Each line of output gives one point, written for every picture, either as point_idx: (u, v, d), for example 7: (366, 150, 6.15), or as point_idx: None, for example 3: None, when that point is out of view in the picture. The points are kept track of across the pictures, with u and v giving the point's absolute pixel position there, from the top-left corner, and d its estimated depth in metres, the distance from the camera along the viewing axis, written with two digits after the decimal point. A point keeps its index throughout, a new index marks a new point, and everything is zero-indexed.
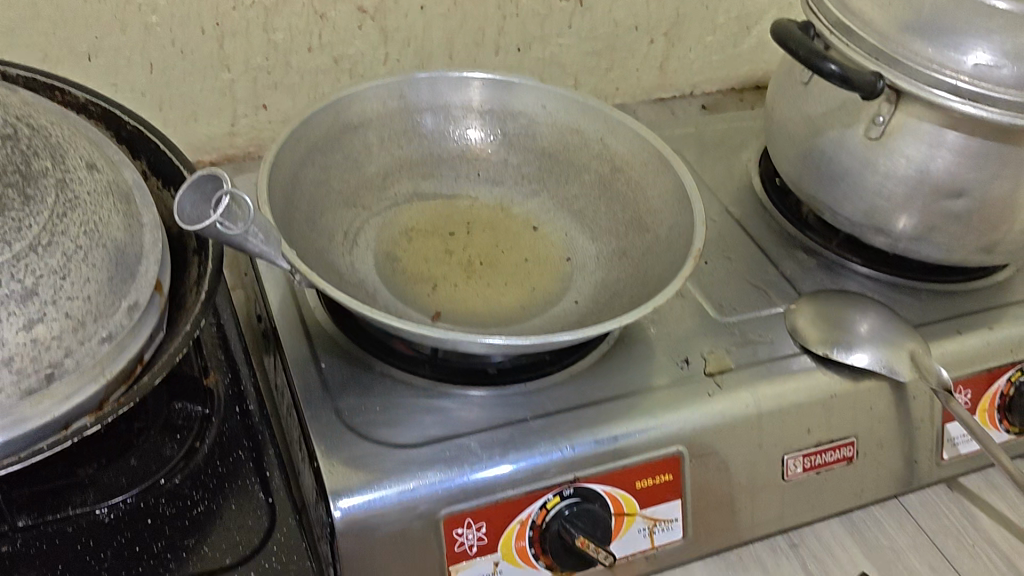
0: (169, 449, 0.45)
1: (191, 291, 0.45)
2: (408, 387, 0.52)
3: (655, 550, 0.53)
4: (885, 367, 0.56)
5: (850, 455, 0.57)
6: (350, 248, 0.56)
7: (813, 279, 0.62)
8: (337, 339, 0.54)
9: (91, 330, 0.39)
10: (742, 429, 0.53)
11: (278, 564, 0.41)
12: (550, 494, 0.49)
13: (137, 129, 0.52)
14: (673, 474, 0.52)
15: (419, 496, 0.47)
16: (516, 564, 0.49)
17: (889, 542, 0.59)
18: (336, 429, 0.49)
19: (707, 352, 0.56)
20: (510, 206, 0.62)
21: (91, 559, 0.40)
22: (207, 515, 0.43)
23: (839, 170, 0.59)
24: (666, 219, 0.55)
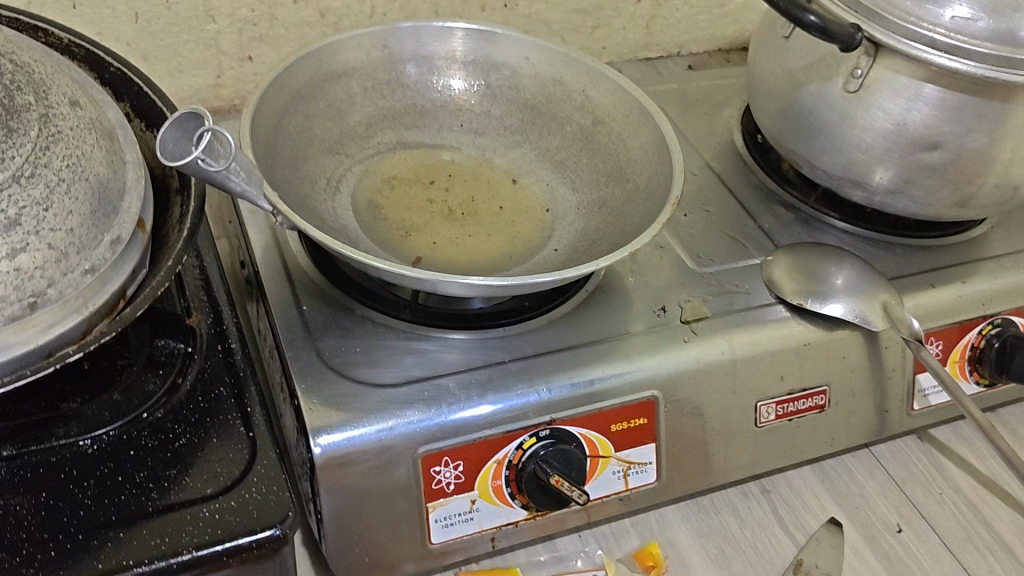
0: (152, 384, 0.46)
1: (173, 228, 0.46)
2: (389, 330, 0.53)
3: (629, 492, 0.54)
4: (858, 317, 0.57)
5: (822, 403, 0.58)
6: (332, 194, 0.56)
7: (791, 232, 0.63)
8: (319, 284, 0.55)
9: (74, 262, 0.40)
10: (717, 376, 0.54)
11: (258, 495, 0.42)
12: (526, 434, 0.50)
13: (120, 71, 0.52)
14: (648, 418, 0.53)
15: (398, 434, 0.48)
16: (492, 502, 0.51)
17: (858, 489, 0.61)
18: (317, 369, 0.50)
19: (684, 301, 0.57)
20: (492, 157, 0.62)
21: (74, 487, 0.41)
22: (189, 448, 0.44)
23: (818, 124, 0.60)
24: (646, 169, 0.56)
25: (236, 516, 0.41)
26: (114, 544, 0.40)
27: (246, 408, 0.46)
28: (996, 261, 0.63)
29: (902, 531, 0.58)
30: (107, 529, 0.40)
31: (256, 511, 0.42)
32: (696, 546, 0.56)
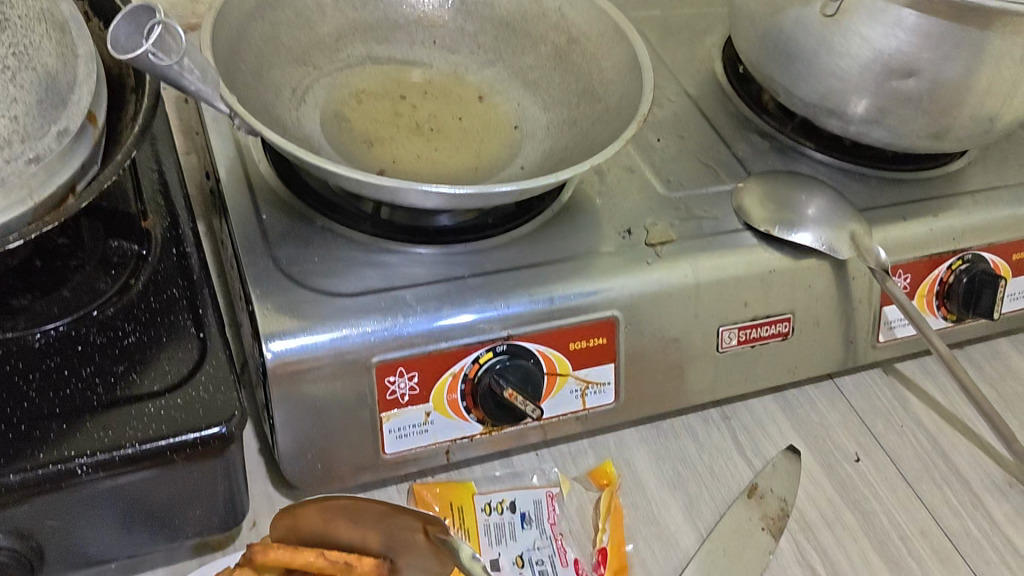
0: (103, 283, 0.46)
1: (126, 126, 0.45)
2: (349, 242, 0.52)
3: (586, 411, 0.55)
4: (826, 246, 0.56)
5: (786, 331, 0.58)
6: (297, 104, 0.55)
7: (765, 161, 0.63)
8: (281, 195, 0.54)
9: (18, 150, 0.39)
10: (680, 299, 0.54)
11: (205, 394, 0.42)
12: (483, 349, 0.50)
13: None
14: (608, 338, 0.53)
15: (352, 343, 0.48)
16: (447, 415, 0.51)
17: (820, 419, 0.61)
18: (274, 277, 0.49)
19: (650, 224, 0.57)
20: (464, 74, 0.62)
21: (20, 379, 0.41)
22: (138, 345, 0.44)
23: (795, 50, 0.59)
24: (617, 88, 0.55)
25: (181, 413, 0.41)
26: (57, 435, 0.40)
27: (198, 310, 0.46)
28: (971, 195, 0.62)
29: (860, 460, 0.59)
30: (51, 421, 0.40)
31: (202, 408, 0.42)
32: (652, 466, 0.57)
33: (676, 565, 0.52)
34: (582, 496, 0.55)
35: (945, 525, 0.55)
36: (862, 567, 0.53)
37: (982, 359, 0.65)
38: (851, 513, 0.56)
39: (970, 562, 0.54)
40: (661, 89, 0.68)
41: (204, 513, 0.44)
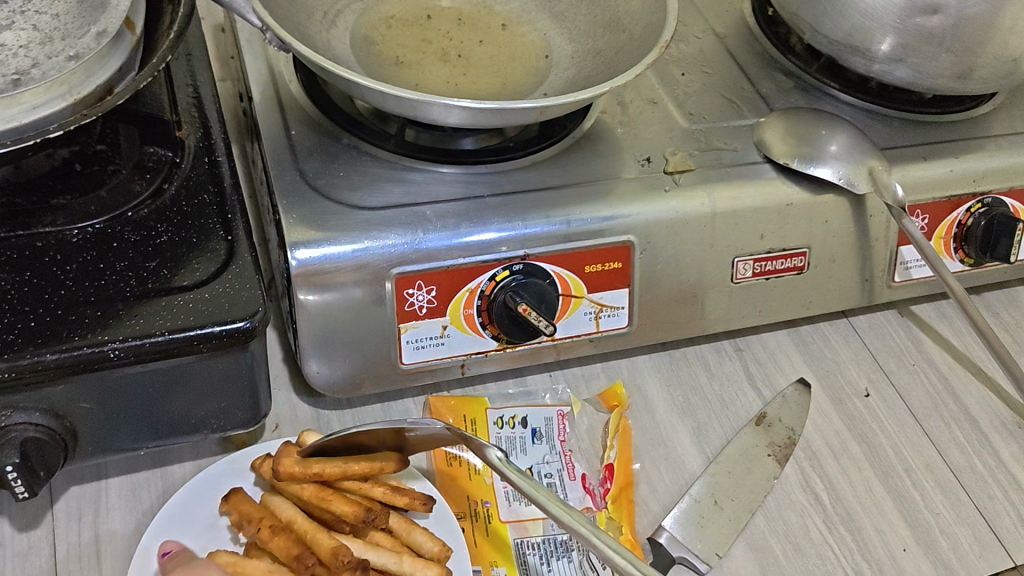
0: (138, 187, 0.48)
1: (164, 34, 0.46)
2: (374, 160, 0.54)
3: (599, 334, 0.56)
4: (844, 181, 0.57)
5: (801, 265, 0.59)
6: (328, 26, 0.57)
7: (788, 99, 0.63)
8: (310, 114, 0.56)
9: (58, 48, 0.42)
10: (696, 227, 0.55)
11: (231, 290, 0.44)
12: (499, 267, 0.52)
13: None
14: (623, 263, 0.54)
15: (372, 255, 0.49)
16: (462, 330, 0.52)
17: (832, 354, 0.62)
18: (300, 190, 0.51)
19: (669, 154, 0.58)
20: (493, 5, 0.63)
21: (58, 270, 0.44)
22: (169, 245, 0.46)
23: None
24: (642, 18, 0.56)
25: (208, 306, 0.43)
26: (91, 321, 0.42)
27: (227, 215, 0.47)
28: (995, 139, 0.62)
29: (869, 395, 0.59)
30: (86, 307, 0.42)
31: (228, 303, 0.44)
32: (662, 392, 0.58)
33: (681, 485, 0.53)
34: (592, 416, 0.56)
35: (950, 460, 0.56)
36: (865, 495, 0.54)
37: (999, 305, 0.66)
38: (857, 445, 0.57)
39: (974, 497, 0.54)
40: (689, 27, 0.69)
41: (228, 407, 0.47)
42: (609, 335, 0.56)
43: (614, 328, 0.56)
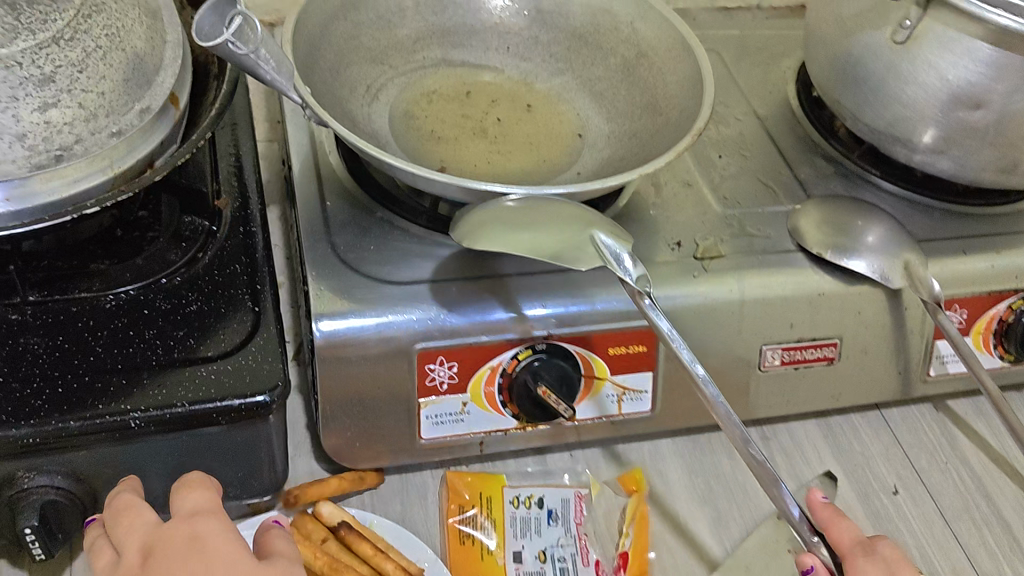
0: (173, 255, 0.49)
1: (207, 107, 0.48)
2: (405, 235, 0.55)
3: (621, 417, 0.56)
4: (879, 274, 0.56)
5: (832, 356, 0.58)
6: (370, 101, 0.58)
7: (826, 187, 0.63)
8: (348, 187, 0.57)
9: (102, 123, 0.43)
10: (724, 314, 0.55)
11: (253, 362, 0.45)
12: (521, 346, 0.52)
13: None
14: (648, 347, 0.54)
15: (396, 329, 0.50)
16: (482, 407, 0.52)
17: (861, 447, 0.60)
18: (331, 262, 0.52)
19: (700, 239, 0.57)
20: (534, 82, 0.64)
21: (89, 336, 0.45)
22: (198, 314, 0.47)
23: (862, 74, 0.58)
24: (679, 102, 0.56)
25: (229, 378, 0.44)
26: (116, 388, 0.43)
27: (256, 286, 0.49)
28: None
29: (897, 492, 0.58)
30: (113, 374, 0.43)
31: (250, 376, 0.44)
32: (684, 479, 0.57)
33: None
34: (610, 501, 0.55)
35: (979, 566, 0.54)
36: None
37: None
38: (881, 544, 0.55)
39: None
40: (730, 109, 0.69)
41: (245, 476, 0.47)
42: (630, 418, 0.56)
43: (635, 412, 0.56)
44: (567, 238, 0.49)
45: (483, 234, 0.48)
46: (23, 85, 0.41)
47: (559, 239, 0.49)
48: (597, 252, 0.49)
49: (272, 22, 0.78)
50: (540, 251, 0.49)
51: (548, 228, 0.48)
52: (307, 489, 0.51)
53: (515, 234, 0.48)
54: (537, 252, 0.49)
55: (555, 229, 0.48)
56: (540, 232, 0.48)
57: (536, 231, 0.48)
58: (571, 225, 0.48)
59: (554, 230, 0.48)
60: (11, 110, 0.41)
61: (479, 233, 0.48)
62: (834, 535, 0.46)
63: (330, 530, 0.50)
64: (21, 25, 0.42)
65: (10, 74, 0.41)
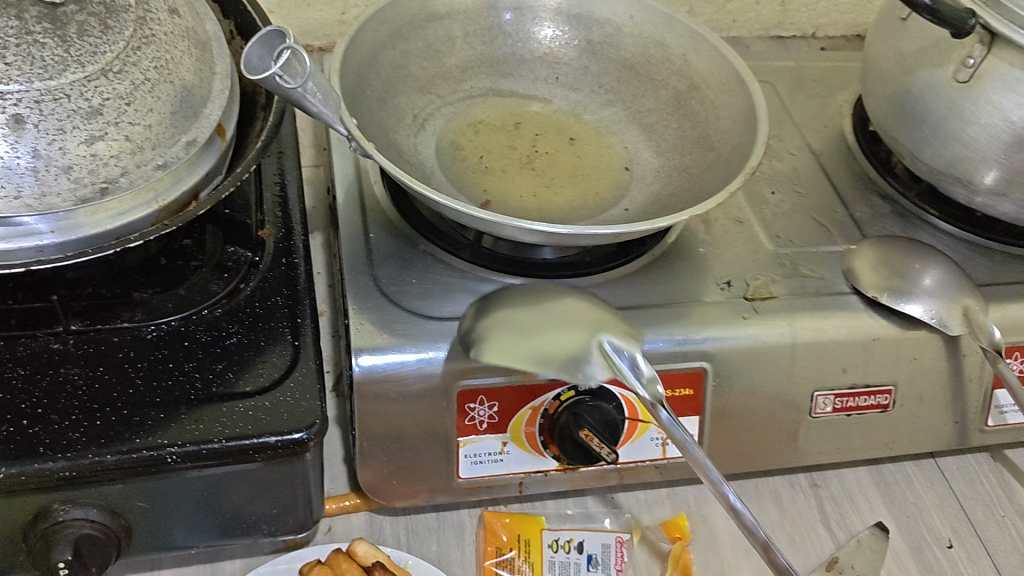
0: (215, 285, 0.49)
1: (253, 138, 0.48)
2: (447, 268, 0.54)
3: (666, 461, 0.54)
4: (936, 320, 0.54)
5: (886, 403, 0.56)
6: (416, 131, 0.58)
7: (882, 226, 0.61)
8: (392, 219, 0.57)
9: (148, 156, 0.43)
10: (774, 358, 0.53)
11: (291, 399, 0.44)
12: (565, 387, 0.50)
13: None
14: (694, 390, 0.53)
15: (437, 366, 0.49)
16: (523, 447, 0.51)
17: (914, 498, 0.58)
18: (372, 295, 0.52)
19: (750, 279, 0.56)
20: (583, 113, 0.63)
21: (129, 367, 0.45)
22: (238, 347, 0.46)
23: (921, 111, 0.56)
24: (731, 138, 0.54)
25: (267, 414, 0.43)
26: (154, 422, 0.43)
27: (297, 319, 0.48)
28: None
29: (952, 547, 0.56)
30: (151, 408, 0.43)
31: (288, 413, 0.44)
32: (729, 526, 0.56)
33: None
34: (652, 546, 0.54)
35: None
36: None
37: None
38: None
39: None
40: (784, 143, 0.68)
41: (280, 513, 0.47)
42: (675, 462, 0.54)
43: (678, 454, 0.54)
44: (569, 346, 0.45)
45: (494, 336, 0.47)
46: (71, 117, 0.41)
47: (565, 347, 0.45)
48: (604, 362, 0.45)
49: (322, 48, 0.78)
50: (541, 355, 0.45)
51: (556, 334, 0.46)
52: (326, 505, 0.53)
53: (524, 337, 0.46)
54: (539, 360, 0.45)
55: (565, 334, 0.46)
56: (548, 338, 0.46)
57: (549, 335, 0.46)
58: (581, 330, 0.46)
59: (564, 334, 0.46)
60: (58, 142, 0.41)
61: (493, 329, 0.47)
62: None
63: (364, 569, 0.48)
64: (70, 57, 0.42)
65: (58, 106, 0.41)
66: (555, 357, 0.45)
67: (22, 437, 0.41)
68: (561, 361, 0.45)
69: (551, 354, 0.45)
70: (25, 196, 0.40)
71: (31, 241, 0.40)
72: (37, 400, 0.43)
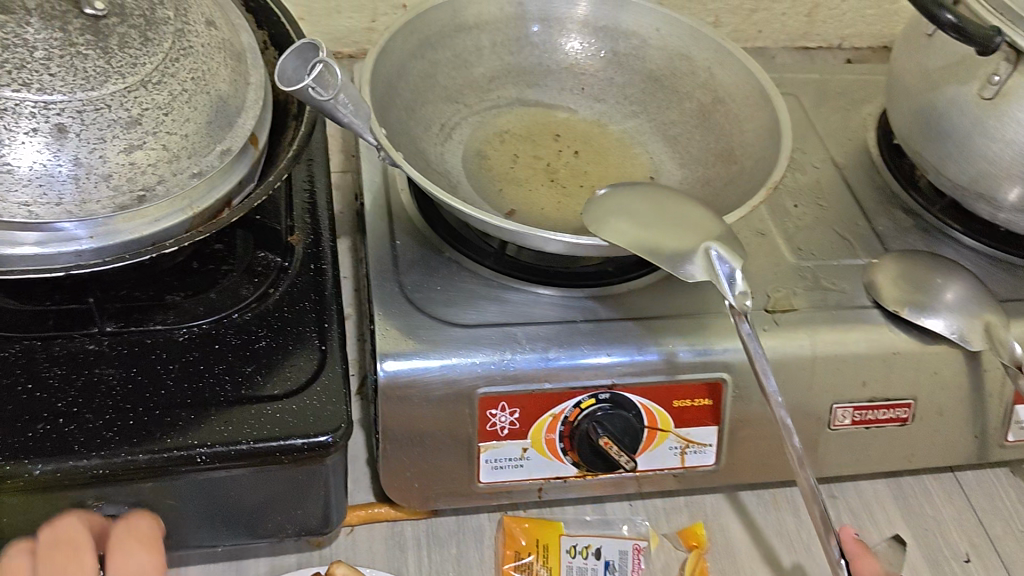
0: (246, 290, 0.50)
1: (284, 147, 0.49)
2: (472, 276, 0.55)
3: (684, 470, 0.55)
4: (957, 335, 0.54)
5: (905, 416, 0.56)
6: (443, 139, 0.58)
7: (904, 240, 0.61)
8: (418, 226, 0.58)
9: (184, 164, 0.44)
10: (795, 369, 0.53)
11: (317, 403, 0.45)
12: (584, 395, 0.51)
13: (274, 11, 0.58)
14: (713, 401, 0.53)
15: (460, 372, 0.50)
16: (543, 453, 0.52)
17: (933, 512, 0.58)
18: (398, 300, 0.53)
19: (771, 291, 0.56)
20: (607, 123, 0.63)
21: (161, 368, 0.46)
22: (266, 351, 0.48)
23: (946, 128, 0.57)
24: (754, 152, 0.55)
25: (294, 418, 0.45)
26: (185, 423, 0.44)
27: (324, 324, 0.49)
28: None
29: (970, 562, 0.56)
30: (182, 409, 0.44)
31: (314, 416, 0.45)
32: (745, 534, 0.56)
33: None
34: (669, 554, 0.55)
35: None
36: None
37: None
38: None
39: None
40: (807, 155, 0.68)
41: (305, 514, 0.48)
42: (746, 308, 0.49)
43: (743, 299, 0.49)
44: (681, 242, 0.49)
45: (615, 207, 0.50)
46: (111, 127, 0.42)
47: (679, 242, 0.49)
48: (706, 265, 0.49)
49: (351, 56, 0.79)
50: (661, 240, 0.49)
51: (670, 232, 0.50)
52: (361, 511, 0.54)
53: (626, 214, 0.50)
54: (643, 217, 0.50)
55: (680, 234, 0.50)
56: (667, 230, 0.50)
57: (659, 232, 0.49)
58: (696, 232, 0.49)
59: (680, 233, 0.50)
60: (99, 151, 0.42)
61: (613, 208, 0.50)
62: (858, 569, 0.48)
63: None
64: (111, 68, 0.43)
65: (99, 116, 0.42)
66: (667, 244, 0.49)
67: (58, 435, 0.42)
68: (674, 250, 0.49)
69: (664, 244, 0.49)
70: (66, 203, 0.41)
71: (72, 246, 0.41)
72: (72, 399, 0.44)
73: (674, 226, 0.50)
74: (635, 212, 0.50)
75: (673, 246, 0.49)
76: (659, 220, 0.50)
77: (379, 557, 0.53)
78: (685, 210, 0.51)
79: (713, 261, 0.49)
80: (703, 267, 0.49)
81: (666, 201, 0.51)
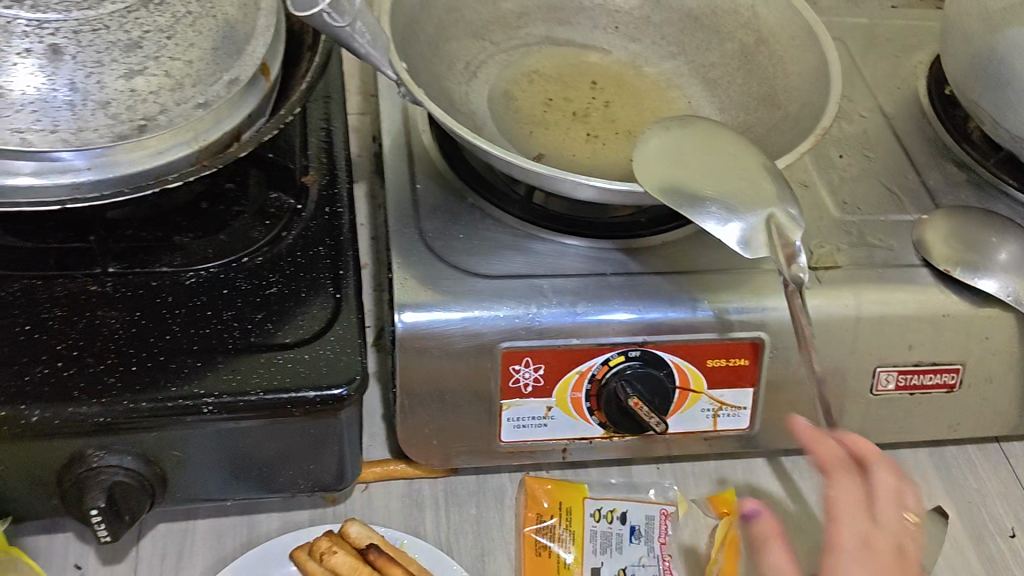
0: (256, 233, 0.47)
1: (298, 79, 0.47)
2: (496, 225, 0.52)
3: (716, 433, 0.52)
4: (1012, 296, 0.50)
5: (953, 382, 0.53)
6: (468, 78, 0.55)
7: (955, 195, 0.58)
8: (440, 170, 0.55)
9: (189, 94, 0.41)
10: (838, 330, 0.50)
11: (332, 353, 0.43)
12: (613, 352, 0.48)
13: None
14: (749, 361, 0.50)
15: (483, 325, 0.47)
16: (567, 413, 0.49)
17: (976, 483, 0.55)
18: (417, 248, 0.50)
19: (814, 246, 0.53)
20: (643, 65, 0.60)
21: (166, 313, 0.43)
22: (278, 297, 0.45)
23: (1007, 76, 0.53)
24: (800, 96, 0.51)
25: (305, 368, 0.42)
26: (190, 371, 0.41)
27: (340, 271, 0.47)
28: None
29: (1015, 537, 0.53)
30: (187, 355, 0.42)
31: (327, 366, 0.42)
32: (778, 501, 0.54)
33: None
34: (698, 520, 0.52)
35: None
36: None
37: None
38: None
39: None
40: (854, 104, 0.64)
41: (318, 469, 0.45)
42: (801, 280, 0.46)
43: (798, 271, 0.46)
44: (738, 191, 0.45)
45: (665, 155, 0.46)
46: (110, 49, 0.40)
47: (736, 191, 0.45)
48: (765, 235, 0.45)
49: None
50: (717, 191, 0.45)
51: (726, 180, 0.45)
52: (376, 467, 0.51)
53: (678, 161, 0.46)
54: (697, 166, 0.46)
55: (737, 182, 0.45)
56: (722, 178, 0.45)
57: (715, 181, 0.45)
58: (753, 180, 0.45)
59: (736, 181, 0.45)
60: (96, 75, 0.40)
61: (662, 153, 0.46)
62: None
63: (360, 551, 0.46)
64: None
65: (96, 37, 0.40)
66: (723, 194, 0.45)
67: (56, 380, 0.40)
68: (731, 202, 0.45)
69: (721, 194, 0.45)
70: (62, 131, 0.38)
71: (69, 177, 0.38)
72: (72, 341, 0.42)
73: (730, 171, 0.46)
74: (685, 161, 0.46)
75: (731, 196, 0.45)
76: (713, 167, 0.46)
77: (395, 515, 0.51)
78: (739, 155, 0.47)
79: (773, 231, 0.45)
80: (762, 233, 0.45)
81: (718, 144, 0.47)
